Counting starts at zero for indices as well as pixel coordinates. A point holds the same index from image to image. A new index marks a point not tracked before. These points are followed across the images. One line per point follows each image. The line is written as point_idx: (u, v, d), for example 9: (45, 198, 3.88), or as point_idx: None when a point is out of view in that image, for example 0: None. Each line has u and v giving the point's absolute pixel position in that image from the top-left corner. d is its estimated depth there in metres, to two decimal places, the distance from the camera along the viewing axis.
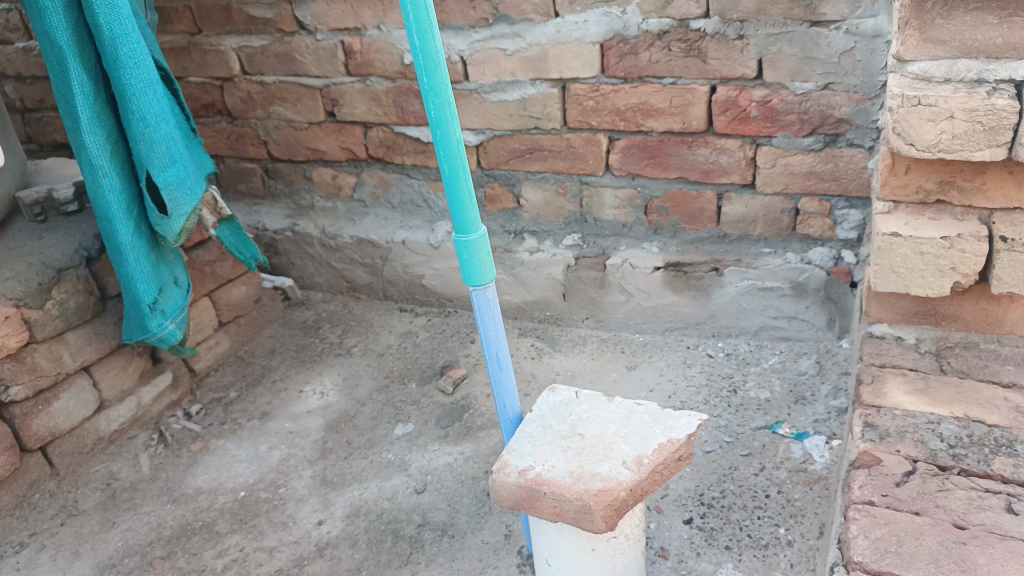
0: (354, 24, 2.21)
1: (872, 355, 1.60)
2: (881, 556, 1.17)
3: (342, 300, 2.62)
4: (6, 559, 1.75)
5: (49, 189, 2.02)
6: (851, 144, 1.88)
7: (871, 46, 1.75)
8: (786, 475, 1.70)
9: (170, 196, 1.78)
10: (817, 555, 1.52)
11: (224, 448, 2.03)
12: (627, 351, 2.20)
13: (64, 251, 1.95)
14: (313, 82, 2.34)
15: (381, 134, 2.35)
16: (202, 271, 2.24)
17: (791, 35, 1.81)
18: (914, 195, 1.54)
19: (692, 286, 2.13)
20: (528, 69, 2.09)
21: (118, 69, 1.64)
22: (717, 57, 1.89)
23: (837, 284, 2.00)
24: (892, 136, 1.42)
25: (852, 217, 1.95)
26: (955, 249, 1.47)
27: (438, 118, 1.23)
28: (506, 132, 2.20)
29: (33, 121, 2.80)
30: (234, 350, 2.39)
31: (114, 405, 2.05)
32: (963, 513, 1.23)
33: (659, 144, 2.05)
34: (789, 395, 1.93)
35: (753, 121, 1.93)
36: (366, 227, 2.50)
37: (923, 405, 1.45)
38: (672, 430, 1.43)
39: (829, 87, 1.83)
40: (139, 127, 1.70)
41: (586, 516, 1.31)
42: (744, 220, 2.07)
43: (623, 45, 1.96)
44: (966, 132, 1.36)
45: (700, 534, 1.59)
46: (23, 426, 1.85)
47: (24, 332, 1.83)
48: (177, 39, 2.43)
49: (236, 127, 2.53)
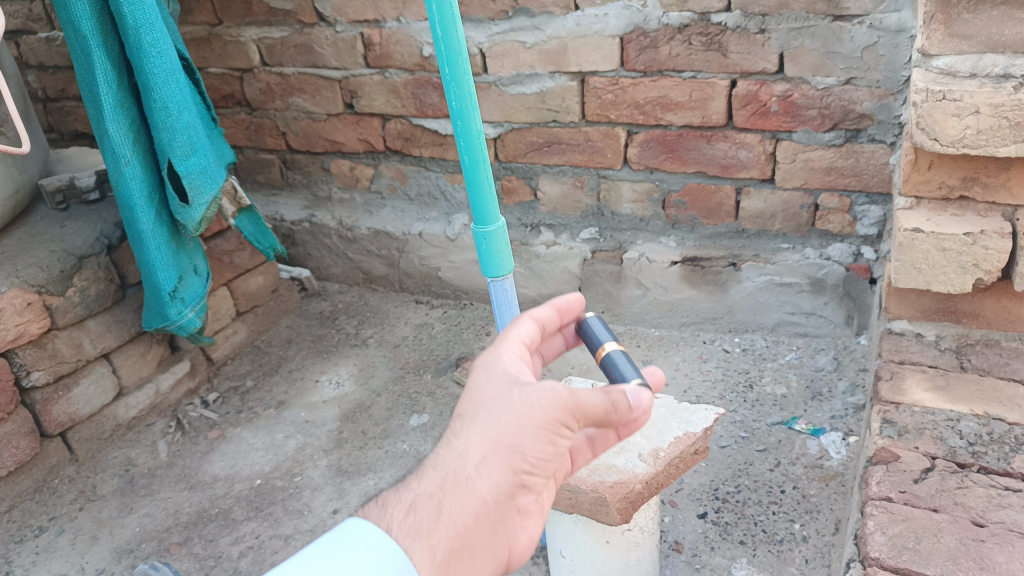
0: (374, 16, 2.22)
1: (892, 352, 1.59)
2: (899, 552, 1.16)
3: (358, 291, 2.63)
4: (26, 542, 1.77)
5: (71, 177, 2.04)
6: (872, 139, 1.86)
7: (895, 41, 1.74)
8: (802, 471, 1.69)
9: (192, 184, 1.80)
10: (832, 551, 1.51)
11: (240, 436, 2.04)
12: (643, 346, 2.19)
13: (86, 239, 1.97)
14: (332, 74, 2.35)
15: (399, 126, 2.36)
16: (220, 260, 2.26)
17: (813, 29, 1.80)
18: (937, 191, 1.52)
19: (709, 280, 2.12)
20: (547, 62, 2.09)
21: (141, 58, 1.66)
22: (739, 51, 1.88)
23: (856, 281, 1.99)
24: (916, 131, 1.41)
25: (873, 213, 1.94)
26: (978, 245, 1.46)
27: (459, 108, 1.25)
28: (524, 125, 2.20)
29: (55, 110, 2.82)
30: (250, 340, 2.41)
31: (132, 392, 2.08)
32: (983, 511, 1.22)
33: (678, 138, 2.04)
34: (806, 392, 1.92)
35: (773, 116, 1.92)
36: (383, 218, 2.50)
37: (942, 402, 1.44)
38: (688, 424, 1.43)
39: (851, 82, 1.82)
40: (161, 115, 1.72)
41: (601, 508, 1.31)
42: (763, 215, 2.06)
43: (643, 38, 1.95)
44: (991, 127, 1.35)
45: (715, 529, 1.59)
46: (43, 411, 1.88)
47: (46, 318, 1.85)
48: (197, 29, 2.45)
49: (255, 118, 2.54)
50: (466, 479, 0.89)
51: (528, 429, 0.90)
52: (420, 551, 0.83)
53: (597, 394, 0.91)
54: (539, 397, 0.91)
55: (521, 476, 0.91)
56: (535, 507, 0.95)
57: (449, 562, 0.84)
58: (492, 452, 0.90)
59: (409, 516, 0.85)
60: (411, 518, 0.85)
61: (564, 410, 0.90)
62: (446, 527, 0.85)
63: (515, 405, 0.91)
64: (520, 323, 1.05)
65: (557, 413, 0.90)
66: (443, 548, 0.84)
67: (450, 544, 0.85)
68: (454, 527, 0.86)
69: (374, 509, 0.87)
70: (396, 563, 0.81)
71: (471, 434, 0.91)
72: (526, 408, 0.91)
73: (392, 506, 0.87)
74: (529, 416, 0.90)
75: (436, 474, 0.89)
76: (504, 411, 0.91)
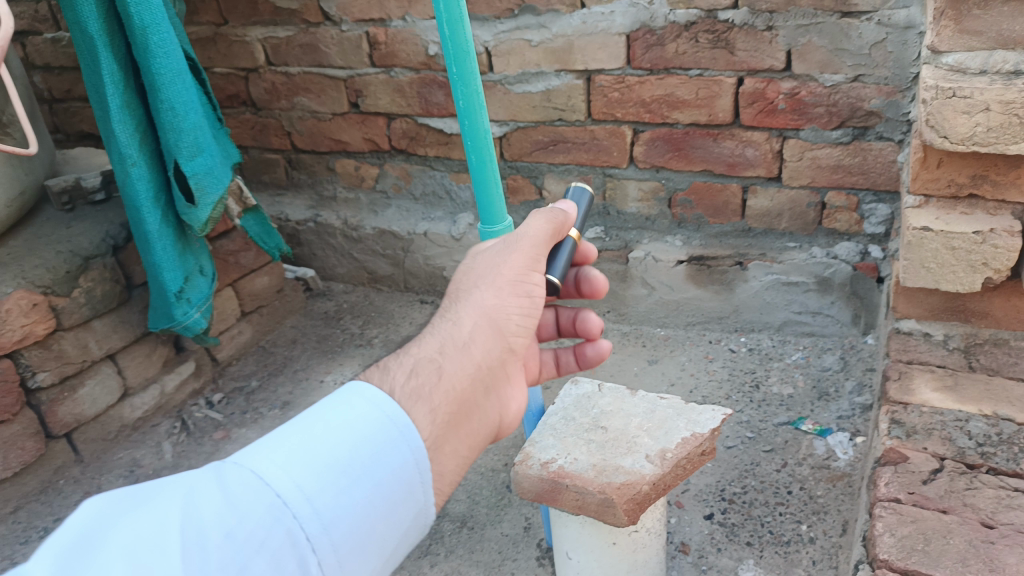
0: (379, 15, 2.21)
1: (900, 352, 1.58)
2: (907, 554, 1.15)
3: (363, 291, 2.63)
4: (32, 541, 1.78)
5: (77, 178, 2.04)
6: (880, 137, 1.84)
7: (903, 37, 1.72)
8: (809, 472, 1.68)
9: (198, 184, 1.80)
10: (840, 553, 1.50)
11: (246, 436, 2.05)
12: (648, 345, 2.19)
13: (92, 239, 1.97)
14: (337, 73, 2.35)
15: (404, 125, 2.35)
16: (226, 261, 2.27)
17: (821, 26, 1.78)
18: (946, 189, 1.51)
19: (715, 280, 2.11)
20: (552, 60, 2.08)
21: (148, 58, 1.66)
22: (746, 49, 1.87)
23: (863, 279, 1.97)
24: (925, 129, 1.39)
25: (880, 211, 1.92)
26: (987, 244, 1.44)
27: (467, 108, 1.25)
28: (530, 124, 2.20)
29: (62, 110, 2.83)
30: (256, 340, 2.41)
31: (138, 393, 2.08)
32: (992, 513, 1.20)
33: (684, 136, 2.03)
34: (813, 392, 1.90)
35: (780, 113, 1.90)
36: (388, 218, 2.50)
37: (951, 403, 1.43)
38: (695, 424, 1.42)
39: (859, 79, 1.80)
40: (168, 116, 1.72)
41: (608, 510, 1.30)
42: (770, 214, 2.04)
43: (649, 36, 1.94)
44: (1001, 124, 1.33)
45: (721, 530, 1.58)
46: (49, 411, 1.88)
47: (52, 320, 1.86)
48: (202, 29, 2.44)
49: (261, 118, 2.54)
50: (463, 342, 0.95)
51: (505, 286, 1.03)
52: (422, 413, 0.84)
53: (536, 215, 1.12)
54: (507, 260, 1.05)
55: (508, 336, 0.99)
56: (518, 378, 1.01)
57: (450, 424, 0.86)
58: (479, 312, 0.98)
59: (411, 379, 0.86)
60: (414, 380, 0.86)
61: (530, 250, 1.07)
62: (445, 391, 0.88)
63: (489, 262, 1.05)
64: None
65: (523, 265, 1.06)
66: (444, 409, 0.86)
67: (451, 406, 0.87)
68: (454, 390, 0.89)
69: (376, 373, 0.86)
70: (400, 420, 0.80)
71: (460, 302, 1.00)
72: (497, 264, 1.05)
73: (394, 369, 0.87)
74: (503, 277, 1.03)
75: (434, 340, 0.94)
76: (481, 274, 1.03)
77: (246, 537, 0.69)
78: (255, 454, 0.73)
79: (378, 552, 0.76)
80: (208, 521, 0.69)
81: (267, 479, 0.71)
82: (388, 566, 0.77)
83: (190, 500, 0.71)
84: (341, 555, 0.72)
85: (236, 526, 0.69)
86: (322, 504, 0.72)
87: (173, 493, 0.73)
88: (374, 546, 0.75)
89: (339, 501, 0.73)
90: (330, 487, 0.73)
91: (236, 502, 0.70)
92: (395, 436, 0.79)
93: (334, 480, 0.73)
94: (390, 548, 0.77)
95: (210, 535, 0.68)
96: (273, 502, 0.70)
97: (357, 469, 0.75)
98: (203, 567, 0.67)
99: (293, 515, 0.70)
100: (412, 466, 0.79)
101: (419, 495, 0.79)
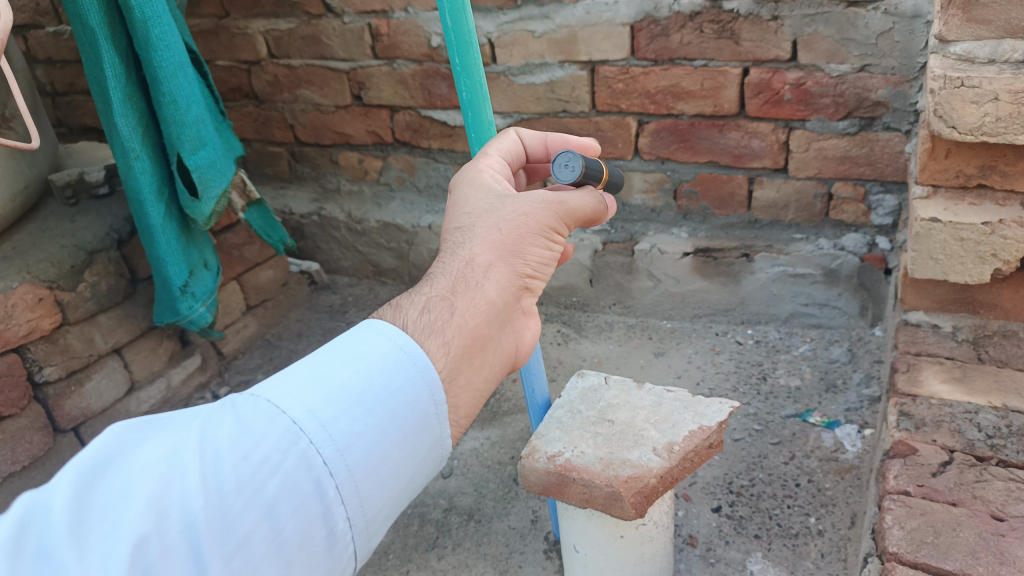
0: (381, 6, 2.20)
1: (908, 343, 1.57)
2: (918, 547, 1.15)
3: (367, 283, 2.63)
4: None
5: (80, 171, 2.02)
6: (887, 127, 1.83)
7: (910, 26, 1.70)
8: (817, 464, 1.68)
9: (201, 178, 1.81)
10: (848, 545, 1.50)
11: None
12: (654, 338, 2.18)
13: (96, 234, 1.97)
14: (340, 65, 2.33)
15: (408, 117, 2.34)
16: (230, 254, 2.27)
17: (827, 15, 1.77)
18: (954, 179, 1.50)
19: (721, 272, 2.10)
20: (556, 51, 2.06)
21: (150, 51, 1.64)
22: (751, 39, 1.85)
23: (870, 271, 1.96)
24: (933, 119, 1.38)
25: (888, 202, 1.91)
26: (996, 235, 1.43)
27: (470, 100, 1.24)
28: (534, 115, 2.19)
29: (64, 104, 2.83)
30: (261, 333, 2.42)
31: (144, 387, 2.09)
32: (1002, 505, 1.20)
33: (690, 128, 2.02)
34: (820, 383, 1.90)
35: (786, 104, 1.89)
36: (391, 211, 2.49)
37: (960, 394, 1.42)
38: (702, 417, 1.42)
39: (866, 69, 1.79)
40: (170, 109, 1.71)
41: (616, 503, 1.30)
42: (776, 205, 2.04)
43: (654, 26, 1.92)
44: (1011, 114, 1.32)
45: (729, 523, 1.58)
46: (56, 405, 1.88)
47: (57, 314, 1.85)
48: (204, 22, 2.43)
49: (263, 110, 2.53)
50: (476, 282, 0.97)
51: (525, 231, 1.03)
52: (435, 346, 0.88)
53: (585, 195, 1.12)
54: (531, 209, 1.04)
55: (524, 277, 1.01)
56: (534, 311, 1.06)
57: (461, 356, 0.90)
58: (494, 251, 1.00)
59: (424, 315, 0.91)
60: (426, 316, 0.90)
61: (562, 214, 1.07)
62: (458, 327, 0.92)
63: (510, 213, 1.04)
64: (506, 136, 1.22)
65: (546, 217, 1.05)
66: (456, 343, 0.90)
67: (462, 340, 0.91)
68: (467, 326, 0.93)
69: (389, 310, 0.91)
70: (411, 352, 0.85)
71: (472, 240, 1.01)
72: (523, 218, 1.03)
73: (406, 307, 0.92)
74: (526, 225, 1.03)
75: (446, 280, 0.96)
76: (501, 218, 1.03)
77: (263, 458, 0.72)
78: (270, 385, 0.77)
79: (394, 476, 0.80)
80: (225, 443, 0.72)
81: (283, 407, 0.75)
82: (402, 493, 0.81)
83: (208, 426, 0.74)
84: (356, 478, 0.76)
85: (252, 449, 0.72)
86: (336, 430, 0.76)
87: (192, 420, 0.76)
88: (389, 472, 0.79)
89: (353, 428, 0.77)
90: (343, 414, 0.77)
91: (253, 426, 0.74)
92: (407, 366, 0.84)
93: (348, 408, 0.77)
94: (405, 475, 0.81)
95: (228, 457, 0.71)
96: (289, 427, 0.74)
97: (371, 398, 0.79)
98: (222, 485, 0.70)
99: (309, 439, 0.74)
100: (424, 394, 0.83)
101: (432, 426, 0.84)
